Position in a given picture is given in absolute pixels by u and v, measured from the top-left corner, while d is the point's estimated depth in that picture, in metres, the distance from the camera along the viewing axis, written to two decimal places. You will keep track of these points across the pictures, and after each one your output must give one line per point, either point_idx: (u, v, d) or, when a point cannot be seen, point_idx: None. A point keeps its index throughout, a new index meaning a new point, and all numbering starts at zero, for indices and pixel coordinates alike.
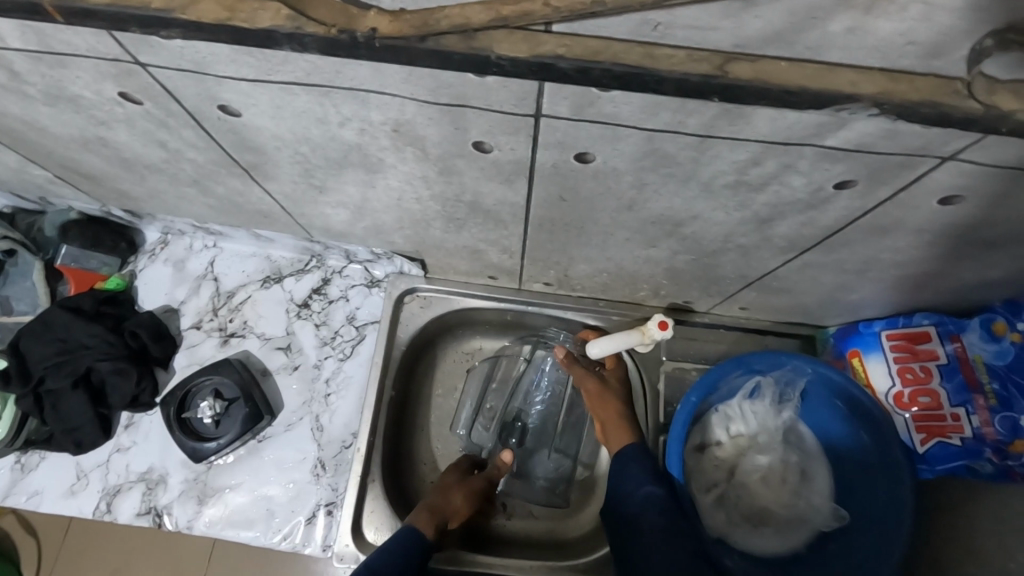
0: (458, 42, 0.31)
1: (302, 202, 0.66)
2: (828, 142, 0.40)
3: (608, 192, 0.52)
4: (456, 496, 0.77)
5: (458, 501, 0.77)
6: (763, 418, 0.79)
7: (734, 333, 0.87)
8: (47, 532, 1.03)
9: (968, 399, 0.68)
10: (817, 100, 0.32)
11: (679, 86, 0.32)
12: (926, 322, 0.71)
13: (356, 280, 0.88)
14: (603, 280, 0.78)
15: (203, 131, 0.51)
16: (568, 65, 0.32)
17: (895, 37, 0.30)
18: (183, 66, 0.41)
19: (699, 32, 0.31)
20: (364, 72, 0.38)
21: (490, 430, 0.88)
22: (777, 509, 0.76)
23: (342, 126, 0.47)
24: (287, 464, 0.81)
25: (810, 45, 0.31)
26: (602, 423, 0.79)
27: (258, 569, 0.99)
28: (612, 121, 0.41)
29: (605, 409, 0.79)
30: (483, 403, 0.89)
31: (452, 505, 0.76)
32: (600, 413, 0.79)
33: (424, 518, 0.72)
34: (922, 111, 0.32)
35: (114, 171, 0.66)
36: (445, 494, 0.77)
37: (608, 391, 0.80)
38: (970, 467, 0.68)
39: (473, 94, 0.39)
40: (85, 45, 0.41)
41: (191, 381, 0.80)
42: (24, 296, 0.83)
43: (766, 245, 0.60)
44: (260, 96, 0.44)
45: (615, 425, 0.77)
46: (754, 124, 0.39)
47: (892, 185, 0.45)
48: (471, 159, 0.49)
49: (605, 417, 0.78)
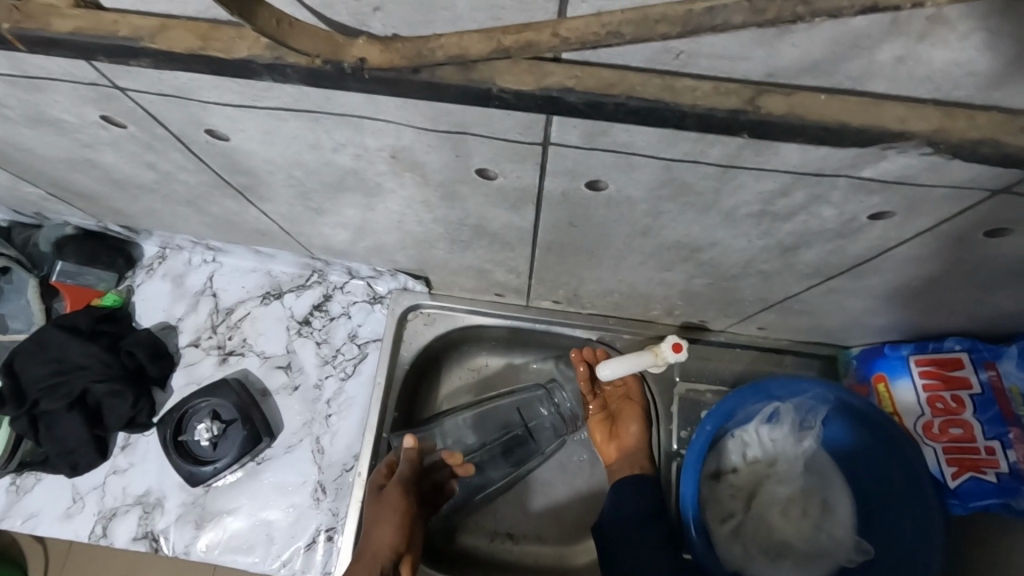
0: (454, 73, 0.28)
1: (300, 222, 0.63)
2: (864, 174, 0.36)
3: (620, 218, 0.49)
4: (390, 521, 0.66)
5: (390, 531, 0.66)
6: (783, 446, 0.75)
7: (751, 353, 0.83)
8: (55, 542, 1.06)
9: (1004, 431, 0.63)
10: (861, 138, 0.29)
11: (704, 122, 0.29)
12: (957, 348, 0.67)
13: (358, 297, 0.86)
14: (615, 299, 0.75)
15: (193, 154, 0.49)
16: (579, 98, 0.28)
17: (951, 67, 0.26)
18: (164, 91, 0.38)
19: (726, 62, 0.27)
20: (358, 100, 0.35)
21: (465, 432, 0.82)
22: (796, 542, 0.72)
23: (337, 151, 0.44)
24: (287, 488, 0.78)
25: (852, 74, 0.27)
26: (618, 445, 0.80)
27: None
28: (626, 151, 0.37)
29: (630, 431, 0.80)
30: (455, 411, 0.84)
31: (388, 538, 0.65)
32: (620, 434, 0.80)
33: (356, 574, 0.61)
34: (981, 151, 0.28)
35: (106, 190, 0.63)
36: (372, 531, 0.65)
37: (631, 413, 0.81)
38: (1007, 505, 0.62)
39: (475, 121, 0.36)
40: (61, 70, 0.38)
41: (187, 402, 0.78)
42: (19, 313, 0.81)
43: (789, 271, 0.56)
44: (248, 122, 0.41)
45: (632, 451, 0.79)
46: (784, 155, 0.35)
47: (932, 217, 0.41)
48: (474, 186, 0.46)
49: (624, 440, 0.80)
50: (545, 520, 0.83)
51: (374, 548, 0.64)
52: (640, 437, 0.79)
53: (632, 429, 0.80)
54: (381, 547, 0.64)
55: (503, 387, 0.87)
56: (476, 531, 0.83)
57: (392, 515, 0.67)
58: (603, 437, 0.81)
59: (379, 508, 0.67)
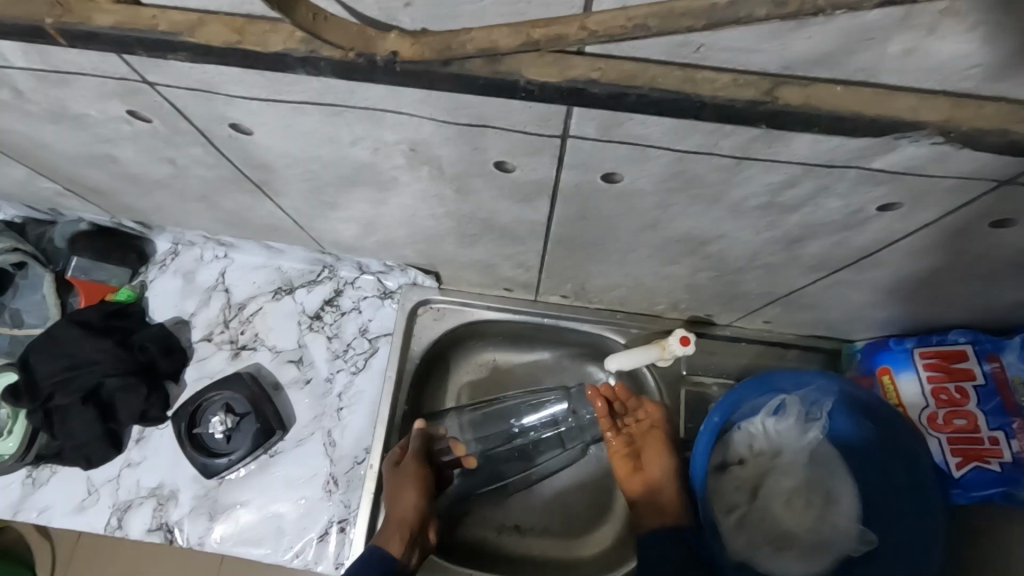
0: (482, 65, 0.29)
1: (313, 217, 0.64)
2: (874, 165, 0.37)
3: (632, 211, 0.50)
4: (410, 493, 0.73)
5: (412, 499, 0.73)
6: (787, 437, 0.76)
7: (756, 347, 0.84)
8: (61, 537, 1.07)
9: (1007, 422, 0.65)
10: (873, 127, 0.30)
11: (722, 112, 0.30)
12: (961, 340, 0.68)
13: (368, 292, 0.87)
14: (622, 294, 0.76)
15: (212, 149, 0.50)
16: (602, 90, 0.29)
17: (960, 60, 0.27)
18: (192, 85, 0.39)
19: (743, 54, 0.29)
20: (381, 92, 0.36)
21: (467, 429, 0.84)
22: (800, 533, 0.73)
23: (356, 145, 0.44)
24: (299, 480, 0.79)
25: (865, 67, 0.28)
26: (644, 480, 0.77)
27: None
28: (641, 143, 0.38)
29: (655, 465, 0.78)
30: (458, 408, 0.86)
31: (411, 507, 0.72)
32: (645, 467, 0.78)
33: (387, 537, 0.69)
34: (989, 140, 0.30)
35: (122, 185, 0.64)
36: (396, 501, 0.72)
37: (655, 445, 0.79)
38: (1010, 494, 0.64)
39: (495, 114, 0.37)
40: (90, 64, 0.39)
41: (201, 396, 0.79)
42: (34, 308, 0.82)
43: (796, 264, 0.57)
44: (271, 116, 0.42)
45: (659, 487, 0.77)
46: (795, 146, 0.36)
47: (938, 208, 0.42)
48: (489, 179, 0.47)
49: (650, 474, 0.77)
50: (553, 512, 0.84)
51: (399, 513, 0.72)
52: (668, 470, 0.77)
53: (659, 462, 0.77)
54: (404, 515, 0.71)
55: (509, 386, 0.88)
56: (485, 523, 0.84)
57: (410, 487, 0.73)
58: (626, 471, 0.78)
59: (398, 480, 0.74)
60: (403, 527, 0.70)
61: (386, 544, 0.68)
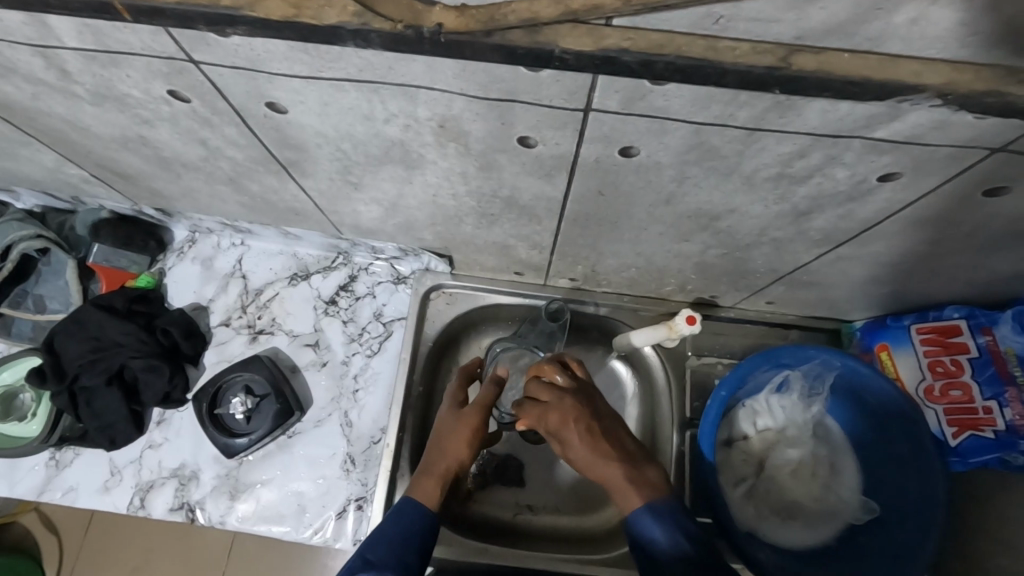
0: (523, 36, 0.32)
1: (336, 199, 0.66)
2: (877, 134, 0.40)
3: (647, 186, 0.52)
4: (459, 449, 0.72)
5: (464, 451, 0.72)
6: (791, 412, 0.79)
7: (759, 328, 0.87)
8: (67, 528, 1.10)
9: (1000, 391, 0.67)
10: (880, 91, 0.33)
11: (741, 79, 0.33)
12: (956, 316, 0.71)
13: (382, 278, 0.89)
14: (631, 275, 0.79)
15: (246, 129, 0.52)
16: (632, 58, 0.32)
17: (959, 28, 0.30)
18: (236, 63, 0.42)
19: (761, 25, 0.31)
20: (418, 68, 0.39)
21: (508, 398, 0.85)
22: (807, 502, 0.76)
23: (388, 122, 0.47)
24: (319, 460, 0.81)
25: (871, 36, 0.31)
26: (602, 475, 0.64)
27: (272, 568, 1.06)
28: (661, 115, 0.41)
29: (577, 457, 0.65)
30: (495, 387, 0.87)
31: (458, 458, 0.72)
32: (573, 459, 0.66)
33: (428, 489, 0.69)
34: (986, 101, 0.32)
35: (151, 169, 0.66)
36: (447, 448, 0.72)
37: (600, 415, 0.68)
38: (1004, 459, 0.67)
39: (525, 88, 0.40)
40: (141, 44, 0.41)
41: (222, 377, 0.82)
42: (57, 294, 0.83)
43: (801, 238, 0.60)
44: (311, 93, 0.44)
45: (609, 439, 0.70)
46: (805, 116, 0.39)
47: (937, 177, 0.45)
48: (513, 155, 0.50)
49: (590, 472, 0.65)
50: (565, 490, 0.87)
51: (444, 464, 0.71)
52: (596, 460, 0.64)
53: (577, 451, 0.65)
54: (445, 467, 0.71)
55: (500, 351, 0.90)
56: (499, 500, 0.86)
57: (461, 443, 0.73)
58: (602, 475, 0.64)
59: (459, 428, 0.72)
60: (441, 479, 0.70)
61: (423, 497, 0.68)
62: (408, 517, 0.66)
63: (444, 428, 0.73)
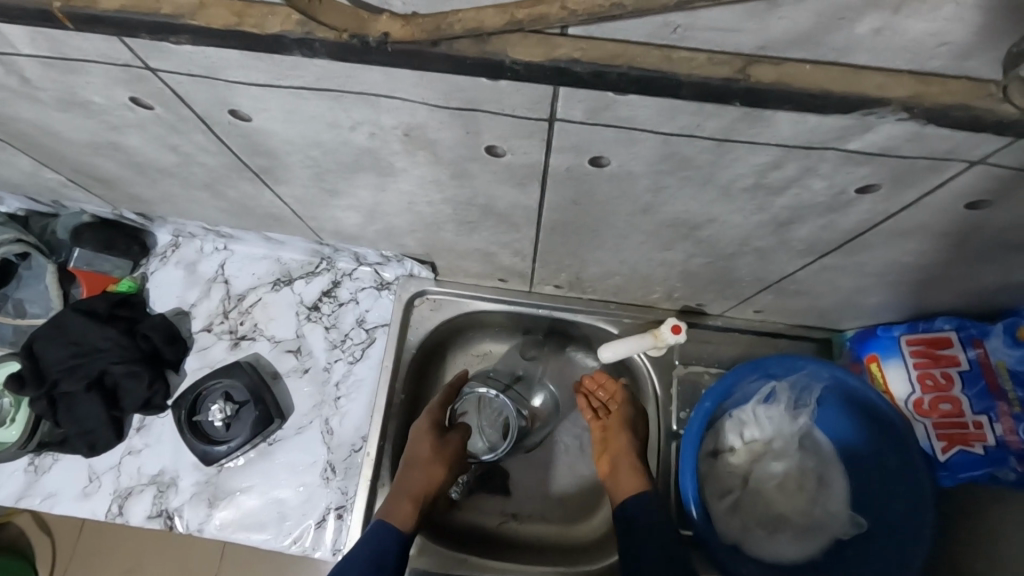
0: (471, 46, 0.31)
1: (313, 205, 0.66)
2: (851, 145, 0.39)
3: (623, 195, 0.51)
4: (436, 472, 0.76)
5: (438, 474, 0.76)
6: (778, 423, 0.77)
7: (748, 337, 0.85)
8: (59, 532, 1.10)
9: (991, 405, 0.66)
10: (844, 104, 0.31)
11: (700, 90, 0.32)
12: (947, 327, 0.69)
13: (366, 283, 0.88)
14: (616, 283, 0.77)
15: (214, 136, 0.51)
16: (586, 68, 0.31)
17: (926, 38, 0.29)
18: (194, 71, 0.41)
19: (721, 34, 0.30)
20: (377, 76, 0.38)
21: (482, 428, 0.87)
22: (793, 516, 0.74)
23: (354, 130, 0.46)
24: (298, 467, 0.80)
25: (837, 46, 0.30)
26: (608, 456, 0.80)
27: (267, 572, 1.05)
28: (628, 125, 0.40)
29: (618, 438, 0.80)
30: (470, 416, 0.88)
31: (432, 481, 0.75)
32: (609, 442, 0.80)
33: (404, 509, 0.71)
34: (954, 115, 0.31)
35: (127, 175, 0.66)
36: (424, 471, 0.75)
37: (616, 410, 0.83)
38: (993, 475, 0.65)
39: (488, 97, 0.39)
40: (97, 51, 0.40)
41: (201, 384, 0.81)
42: (37, 298, 0.83)
43: (784, 248, 0.58)
44: (272, 101, 0.43)
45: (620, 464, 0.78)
46: (775, 127, 0.38)
47: (916, 189, 0.44)
48: (483, 163, 0.49)
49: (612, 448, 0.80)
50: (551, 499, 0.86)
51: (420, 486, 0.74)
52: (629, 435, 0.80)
53: (621, 438, 0.79)
54: (420, 488, 0.74)
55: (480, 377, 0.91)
56: (483, 509, 0.85)
57: (436, 466, 0.76)
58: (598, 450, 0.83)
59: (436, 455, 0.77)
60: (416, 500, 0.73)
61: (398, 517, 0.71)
62: (376, 539, 0.69)
63: (421, 452, 0.76)
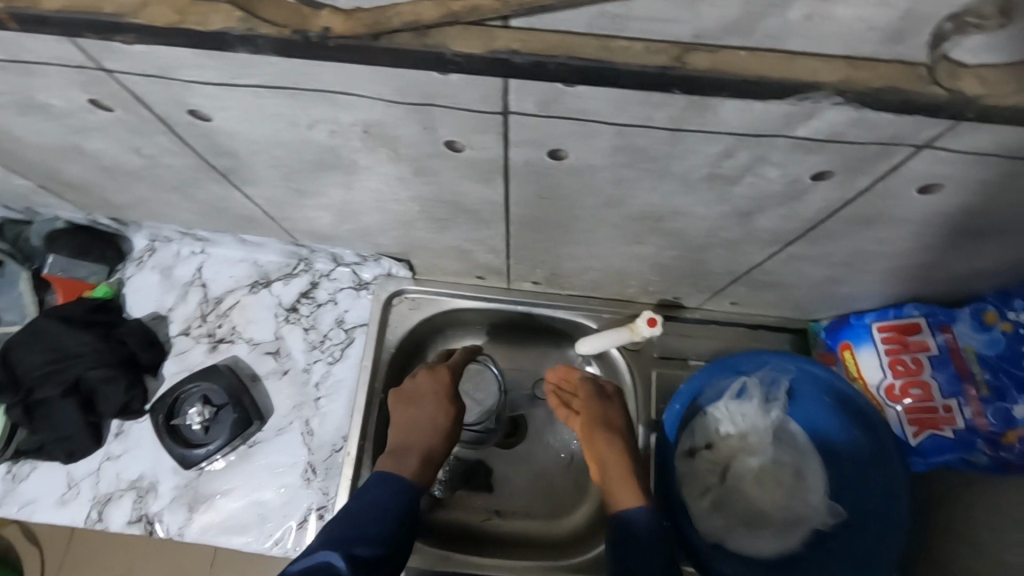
0: (411, 39, 0.32)
1: (284, 205, 0.66)
2: (799, 133, 0.39)
3: (586, 188, 0.51)
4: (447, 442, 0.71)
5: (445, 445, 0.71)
6: (752, 420, 0.77)
7: (726, 330, 0.85)
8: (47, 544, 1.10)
9: (959, 389, 0.67)
10: (781, 90, 0.32)
11: (638, 79, 0.32)
12: (916, 313, 0.71)
13: (344, 284, 0.88)
14: (593, 277, 0.78)
15: (176, 137, 0.51)
16: (523, 59, 0.32)
17: (856, 23, 0.29)
18: (147, 71, 0.41)
19: (657, 24, 0.31)
20: (329, 73, 0.38)
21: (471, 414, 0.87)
22: (773, 511, 0.74)
23: (314, 127, 0.46)
24: (279, 468, 0.80)
25: (771, 33, 0.30)
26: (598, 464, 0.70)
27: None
28: (580, 117, 0.40)
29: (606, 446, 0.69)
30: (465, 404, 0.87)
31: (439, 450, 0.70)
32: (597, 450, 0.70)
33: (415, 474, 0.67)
34: (886, 99, 0.32)
35: (97, 179, 0.66)
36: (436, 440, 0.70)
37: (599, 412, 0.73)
38: (965, 459, 0.66)
39: (441, 92, 0.39)
40: (49, 53, 0.41)
41: (180, 388, 0.80)
42: (12, 306, 0.84)
43: (750, 239, 0.59)
44: (229, 100, 0.43)
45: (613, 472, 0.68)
46: (722, 116, 0.38)
47: (869, 175, 0.44)
48: (446, 158, 0.49)
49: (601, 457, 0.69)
50: (534, 495, 0.86)
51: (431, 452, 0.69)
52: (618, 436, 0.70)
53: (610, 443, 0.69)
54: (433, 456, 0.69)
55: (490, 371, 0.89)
56: (467, 506, 0.85)
57: (445, 436, 0.71)
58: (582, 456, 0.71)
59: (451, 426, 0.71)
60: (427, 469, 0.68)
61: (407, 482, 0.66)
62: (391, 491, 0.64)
63: (441, 420, 0.71)
